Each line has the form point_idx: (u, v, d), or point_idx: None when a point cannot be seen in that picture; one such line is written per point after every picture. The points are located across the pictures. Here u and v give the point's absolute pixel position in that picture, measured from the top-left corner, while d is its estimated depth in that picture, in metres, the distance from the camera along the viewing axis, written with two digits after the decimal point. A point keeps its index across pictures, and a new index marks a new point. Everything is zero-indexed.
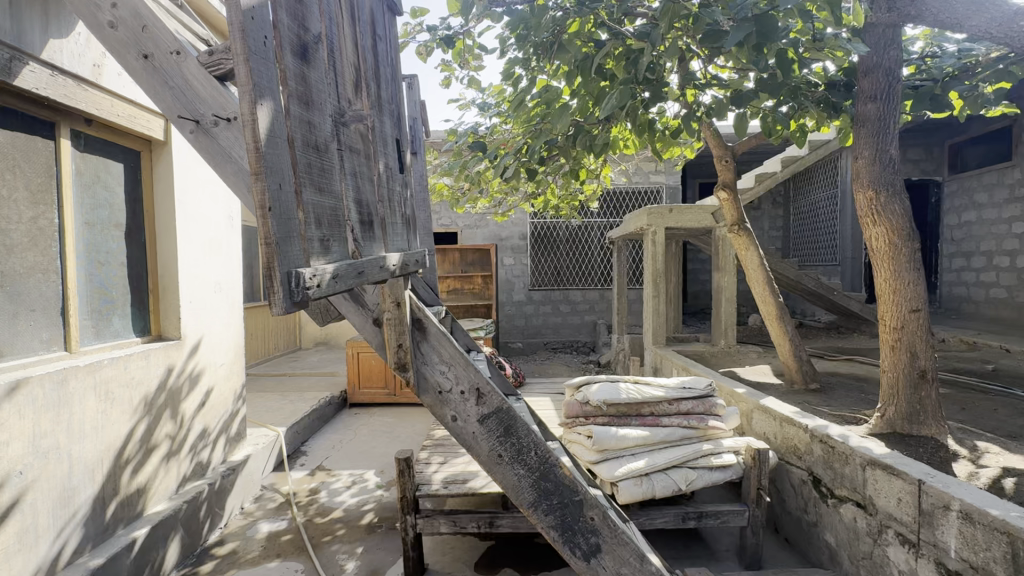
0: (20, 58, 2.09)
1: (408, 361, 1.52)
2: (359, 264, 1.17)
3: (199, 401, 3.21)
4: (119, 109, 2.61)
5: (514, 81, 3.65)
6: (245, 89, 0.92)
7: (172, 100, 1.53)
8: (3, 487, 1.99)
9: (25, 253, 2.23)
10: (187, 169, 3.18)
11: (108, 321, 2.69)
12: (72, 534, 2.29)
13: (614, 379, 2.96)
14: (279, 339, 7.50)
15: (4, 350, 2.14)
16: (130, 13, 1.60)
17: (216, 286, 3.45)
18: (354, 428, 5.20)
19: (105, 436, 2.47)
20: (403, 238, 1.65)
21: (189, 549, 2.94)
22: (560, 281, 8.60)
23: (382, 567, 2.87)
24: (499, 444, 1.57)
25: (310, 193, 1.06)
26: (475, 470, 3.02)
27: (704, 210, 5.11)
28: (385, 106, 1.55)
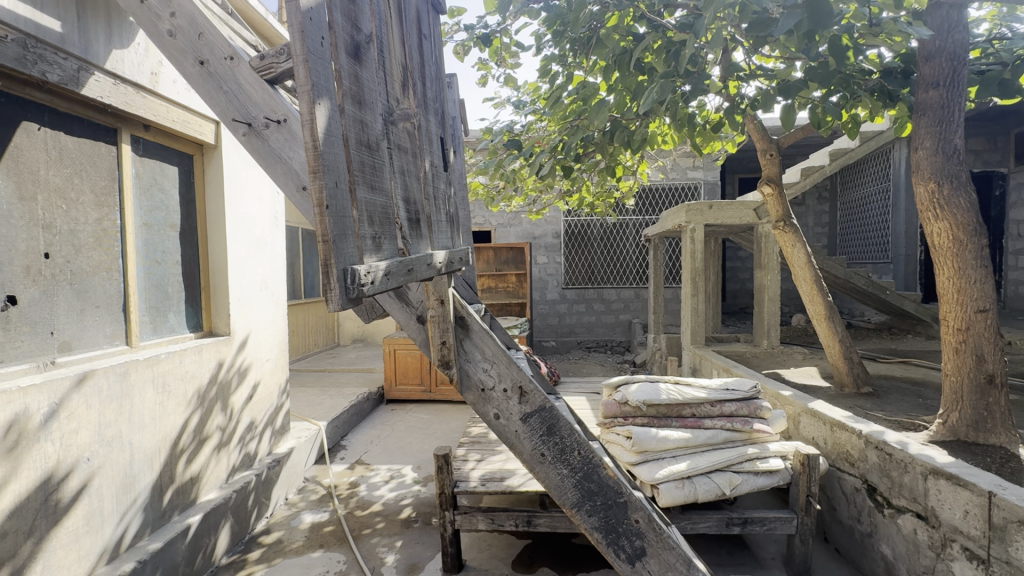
0: (86, 69, 2.23)
1: (452, 359, 1.52)
2: (408, 261, 1.18)
3: (247, 395, 3.34)
4: (174, 115, 2.74)
5: (551, 78, 3.63)
6: (304, 89, 0.94)
7: (227, 104, 1.60)
8: (73, 472, 2.12)
9: (91, 253, 2.36)
10: (236, 171, 3.30)
11: (164, 317, 2.82)
12: (133, 518, 2.42)
13: (654, 379, 2.90)
14: (318, 336, 7.72)
15: (73, 344, 2.27)
16: (187, 22, 1.67)
17: (262, 284, 3.57)
18: (391, 423, 5.30)
19: (162, 427, 2.59)
20: (447, 236, 1.67)
21: (238, 536, 3.07)
22: (594, 279, 8.51)
23: (420, 561, 2.90)
24: (542, 443, 1.56)
25: (364, 191, 1.07)
26: (512, 468, 3.01)
27: (746, 206, 4.95)
28: (431, 105, 1.56)
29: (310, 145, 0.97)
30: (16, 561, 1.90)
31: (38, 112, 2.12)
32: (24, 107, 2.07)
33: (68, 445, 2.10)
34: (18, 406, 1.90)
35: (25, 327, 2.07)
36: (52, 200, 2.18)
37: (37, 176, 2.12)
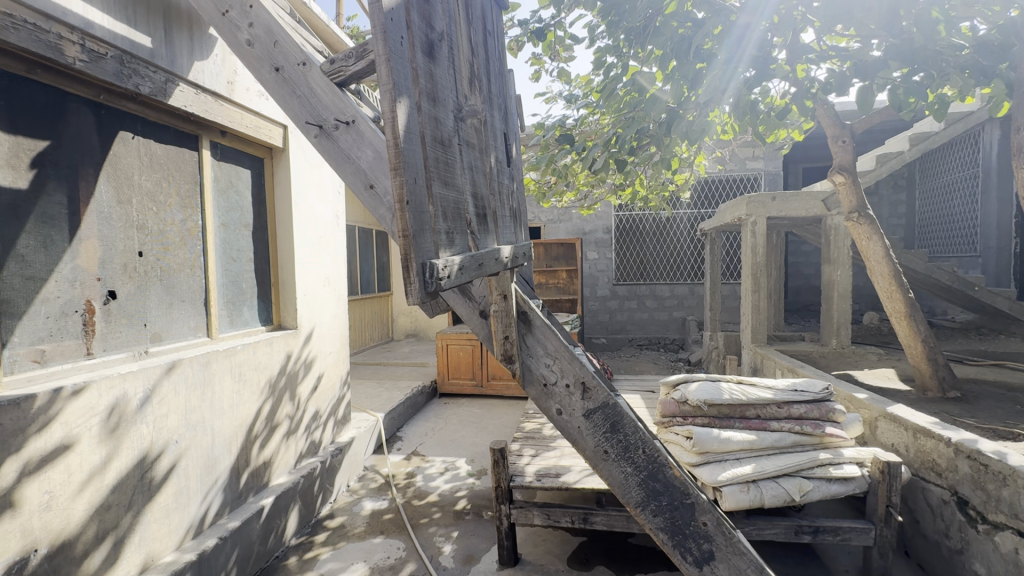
0: (172, 80, 2.40)
1: (514, 353, 1.53)
2: (479, 255, 1.20)
3: (312, 385, 3.52)
4: (248, 121, 2.91)
5: (605, 69, 3.56)
6: (386, 89, 0.97)
7: (300, 108, 1.67)
8: (165, 453, 2.31)
9: (178, 251, 2.55)
10: (302, 173, 3.47)
11: (240, 311, 3.01)
12: (215, 498, 2.61)
13: (716, 378, 2.80)
14: (374, 330, 8.01)
15: (163, 335, 2.47)
16: (264, 32, 1.76)
17: (325, 280, 3.74)
18: (444, 417, 5.41)
19: (239, 414, 2.78)
20: (511, 231, 1.67)
21: (306, 519, 3.24)
22: (646, 276, 8.31)
23: (477, 552, 2.95)
24: (606, 441, 1.54)
25: (438, 187, 1.09)
26: (567, 464, 2.99)
27: (813, 197, 4.66)
28: (495, 101, 1.57)
29: (390, 141, 1.00)
30: (117, 532, 2.09)
31: (133, 122, 2.32)
32: (120, 118, 2.26)
33: (160, 427, 2.28)
34: (119, 391, 2.08)
35: (123, 319, 2.27)
36: (144, 204, 2.37)
37: (132, 182, 2.31)
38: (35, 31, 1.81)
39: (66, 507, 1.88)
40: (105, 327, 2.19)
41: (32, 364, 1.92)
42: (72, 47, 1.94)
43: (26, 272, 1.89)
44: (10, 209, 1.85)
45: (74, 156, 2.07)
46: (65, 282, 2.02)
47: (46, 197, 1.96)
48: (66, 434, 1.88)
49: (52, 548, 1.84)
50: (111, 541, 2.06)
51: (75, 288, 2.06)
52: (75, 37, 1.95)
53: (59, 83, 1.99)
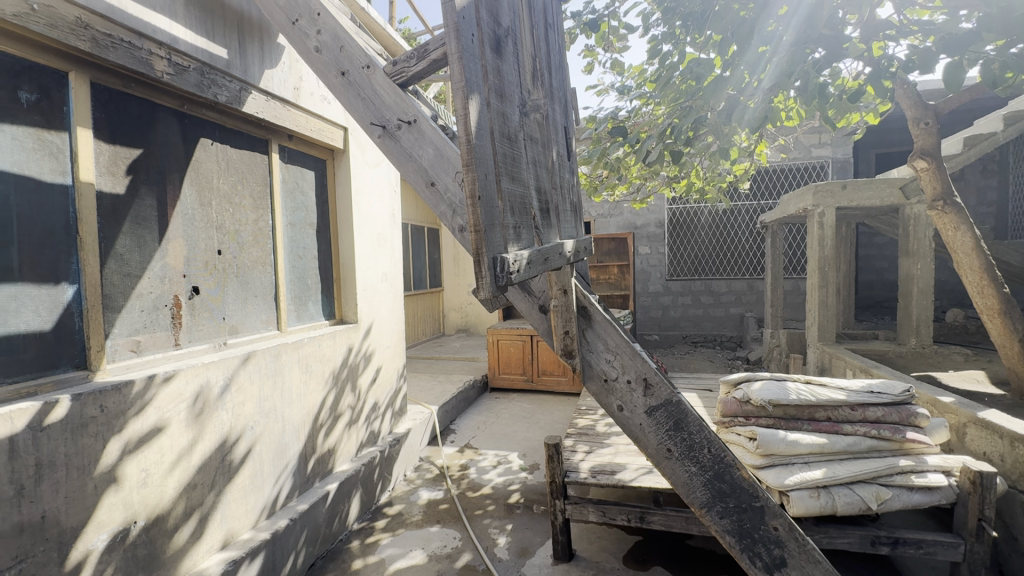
0: (246, 89, 2.56)
1: (575, 348, 1.52)
2: (545, 250, 1.22)
3: (371, 378, 3.65)
4: (312, 125, 3.05)
5: (660, 58, 3.46)
6: (459, 86, 0.99)
7: (365, 110, 1.73)
8: (242, 438, 2.47)
9: (251, 250, 2.72)
10: (361, 173, 3.60)
11: (306, 306, 3.17)
12: (285, 482, 2.77)
13: (782, 378, 2.67)
14: (425, 325, 8.21)
15: (239, 328, 2.64)
16: (331, 38, 1.84)
17: (383, 276, 3.86)
18: (496, 411, 5.47)
19: (306, 403, 2.93)
20: (572, 225, 1.67)
21: (367, 505, 3.38)
22: (702, 271, 8.02)
23: (531, 546, 2.97)
24: (669, 439, 1.52)
25: (507, 182, 1.11)
26: (623, 462, 2.95)
27: (889, 184, 4.31)
28: (556, 95, 1.56)
29: (462, 137, 1.02)
30: (202, 509, 2.26)
31: (211, 129, 2.48)
32: (201, 125, 2.43)
33: (238, 414, 2.45)
34: (202, 379, 2.25)
35: (204, 313, 2.45)
36: (222, 205, 2.54)
37: (212, 185, 2.49)
38: (130, 48, 1.98)
39: (160, 484, 2.05)
40: (189, 320, 2.37)
41: (130, 353, 2.10)
42: (160, 62, 2.11)
43: (124, 269, 2.06)
44: (110, 212, 2.02)
45: (162, 162, 2.24)
46: (156, 279, 2.20)
47: (140, 200, 2.13)
48: (159, 417, 2.05)
49: (148, 521, 2.01)
50: (197, 518, 2.23)
51: (164, 283, 2.24)
52: (162, 52, 2.11)
53: (149, 95, 2.16)
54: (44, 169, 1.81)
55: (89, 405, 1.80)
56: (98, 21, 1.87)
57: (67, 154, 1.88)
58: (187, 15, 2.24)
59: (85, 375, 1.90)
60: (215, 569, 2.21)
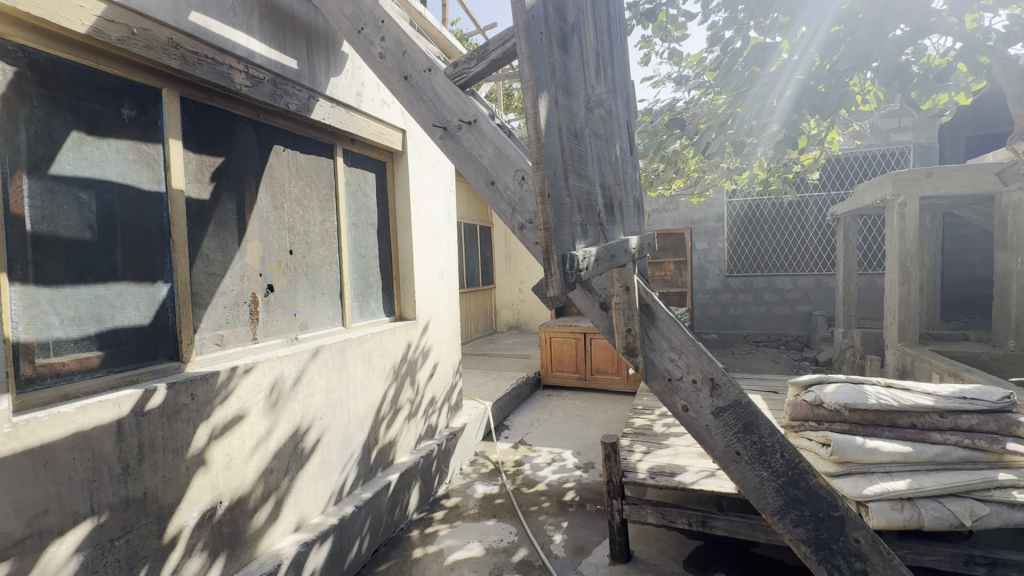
0: (313, 97, 2.69)
1: (637, 346, 1.49)
2: (611, 246, 1.21)
3: (429, 372, 3.76)
4: (373, 129, 3.17)
5: (722, 45, 3.32)
6: (528, 85, 1.00)
7: (426, 112, 1.78)
8: (312, 428, 2.62)
9: (318, 249, 2.86)
10: (419, 173, 3.70)
11: (368, 304, 3.30)
12: (351, 471, 2.91)
13: (858, 380, 2.51)
14: (478, 322, 8.35)
15: (309, 324, 2.79)
16: (394, 44, 1.90)
17: (439, 274, 3.96)
18: (549, 408, 5.47)
19: (368, 396, 3.06)
20: (636, 221, 1.64)
21: (425, 497, 3.49)
22: (764, 267, 7.64)
23: (587, 545, 2.95)
24: (737, 441, 1.47)
25: (574, 179, 1.11)
26: (683, 464, 2.86)
27: (984, 170, 3.91)
28: (619, 90, 1.53)
29: (531, 136, 1.03)
30: (278, 493, 2.41)
31: (284, 136, 2.64)
32: (274, 133, 2.59)
33: (308, 405, 2.59)
34: (277, 371, 2.40)
35: (278, 309, 2.61)
36: (293, 208, 2.69)
37: (284, 189, 2.64)
38: (213, 64, 2.14)
39: (242, 468, 2.21)
40: (265, 315, 2.54)
41: (214, 346, 2.27)
42: (239, 75, 2.26)
43: (209, 269, 2.24)
44: (197, 216, 2.20)
45: (241, 169, 2.41)
46: (236, 278, 2.37)
47: (222, 205, 2.30)
48: (240, 406, 2.21)
49: (232, 502, 2.17)
50: (274, 500, 2.38)
51: (243, 281, 2.40)
52: (241, 66, 2.27)
53: (230, 107, 2.33)
54: (141, 178, 1.99)
55: (182, 394, 1.96)
56: (186, 41, 2.03)
57: (161, 165, 2.06)
58: (262, 30, 2.39)
59: (177, 366, 2.07)
60: (290, 550, 2.35)
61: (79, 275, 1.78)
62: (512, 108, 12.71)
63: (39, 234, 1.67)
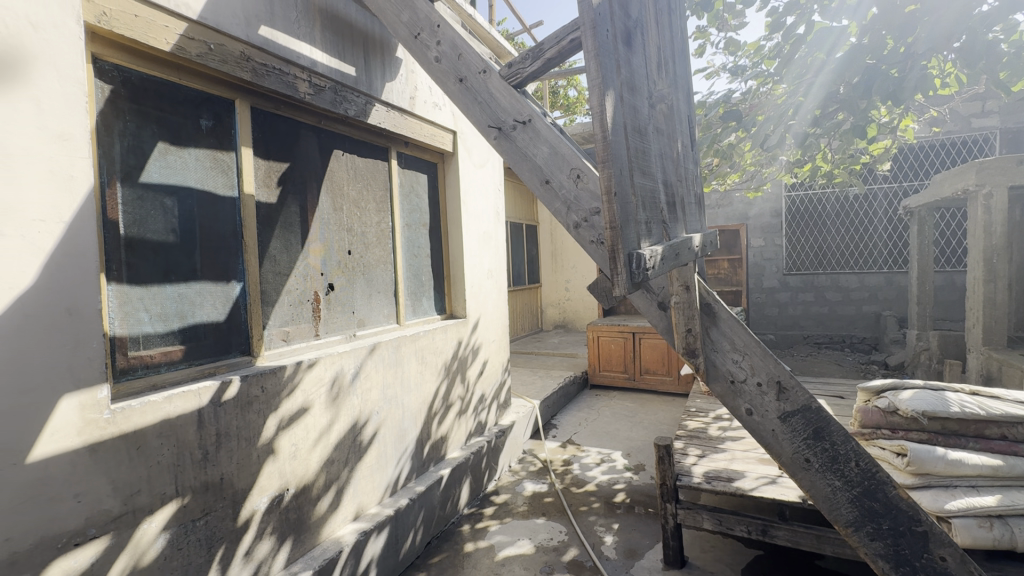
0: (370, 102, 2.79)
1: (698, 347, 1.44)
2: (675, 245, 1.20)
3: (479, 370, 3.81)
4: (425, 131, 3.24)
5: (783, 32, 3.16)
6: (595, 82, 1.01)
7: (481, 114, 1.80)
8: (370, 421, 2.72)
9: (374, 249, 2.97)
10: (469, 174, 3.75)
11: (420, 302, 3.39)
12: (405, 464, 2.99)
13: (936, 386, 2.31)
14: (524, 321, 8.38)
15: (366, 321, 2.90)
16: (450, 48, 1.93)
17: (488, 273, 4.00)
18: (597, 408, 5.42)
19: (421, 392, 3.14)
20: (697, 218, 1.60)
21: (475, 492, 3.54)
22: (827, 264, 7.22)
23: (639, 548, 2.90)
24: (807, 448, 1.41)
25: (638, 177, 1.11)
26: (741, 470, 2.76)
27: None
28: (680, 84, 1.49)
29: (597, 134, 1.04)
30: (339, 482, 2.52)
31: (343, 141, 2.75)
32: (334, 138, 2.70)
33: (366, 399, 2.69)
34: (338, 366, 2.51)
35: (338, 307, 2.72)
36: (351, 209, 2.80)
37: (343, 192, 2.75)
38: (281, 75, 2.26)
39: (306, 458, 2.33)
40: (326, 313, 2.66)
41: (280, 342, 2.40)
42: (303, 84, 2.37)
43: (276, 268, 2.37)
44: (266, 219, 2.33)
45: (305, 174, 2.53)
46: (300, 277, 2.49)
47: (287, 208, 2.43)
48: (305, 399, 2.32)
49: (297, 489, 2.29)
50: (335, 490, 2.50)
51: (306, 280, 2.52)
52: (305, 75, 2.38)
53: (295, 115, 2.45)
54: (217, 184, 2.13)
55: (253, 386, 2.09)
56: (256, 53, 2.15)
57: (234, 171, 2.20)
58: (323, 40, 2.49)
59: (249, 360, 2.21)
60: (350, 538, 2.46)
61: (164, 275, 1.93)
62: (558, 106, 12.66)
63: (131, 237, 1.83)
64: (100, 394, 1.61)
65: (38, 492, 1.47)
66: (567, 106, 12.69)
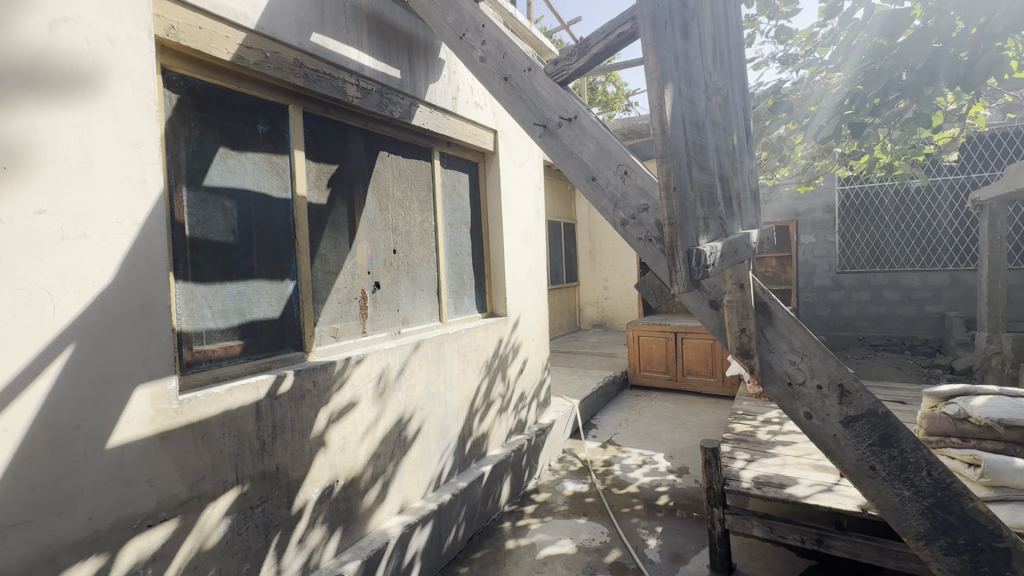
0: (414, 103, 2.84)
1: (753, 347, 1.39)
2: (733, 242, 1.21)
3: (519, 368, 3.82)
4: (467, 131, 3.27)
5: (839, 18, 3.00)
6: (653, 75, 1.05)
7: (526, 112, 1.80)
8: (414, 416, 2.77)
9: (418, 248, 3.02)
10: (509, 172, 3.75)
11: (462, 300, 3.42)
12: (448, 460, 3.04)
13: (1014, 393, 2.16)
14: (561, 320, 8.34)
15: (410, 319, 2.96)
16: (495, 47, 1.94)
17: (529, 271, 4.00)
18: (638, 409, 5.33)
19: (463, 389, 3.17)
20: (753, 214, 1.55)
21: (516, 490, 3.55)
22: (884, 261, 6.83)
23: (684, 553, 2.84)
24: (873, 455, 1.35)
25: (696, 171, 1.13)
26: (794, 476, 2.65)
27: None
28: (735, 75, 1.45)
29: (656, 128, 1.08)
30: (385, 475, 2.59)
31: (388, 142, 2.82)
32: (380, 140, 2.77)
33: (411, 395, 2.75)
34: (384, 363, 2.57)
35: (383, 305, 2.79)
36: (396, 209, 2.86)
37: (388, 193, 2.82)
38: (331, 80, 2.33)
39: (354, 451, 2.40)
40: (373, 311, 2.73)
41: (330, 338, 2.48)
42: (352, 88, 2.44)
43: (325, 267, 2.45)
44: (317, 219, 2.41)
45: (353, 175, 2.61)
46: (348, 276, 2.57)
47: (336, 208, 2.51)
48: (353, 394, 2.39)
49: (347, 481, 2.37)
50: (381, 482, 2.56)
51: (353, 278, 2.60)
52: (353, 79, 2.45)
53: (343, 118, 2.53)
54: (272, 186, 2.22)
55: (306, 380, 2.16)
56: (308, 60, 2.23)
57: (287, 173, 2.28)
58: (370, 44, 2.56)
59: (301, 355, 2.30)
60: (396, 530, 2.52)
61: (225, 273, 2.03)
62: (597, 102, 12.53)
63: (195, 238, 1.93)
64: (169, 385, 1.71)
65: (116, 475, 1.58)
66: (605, 102, 12.54)
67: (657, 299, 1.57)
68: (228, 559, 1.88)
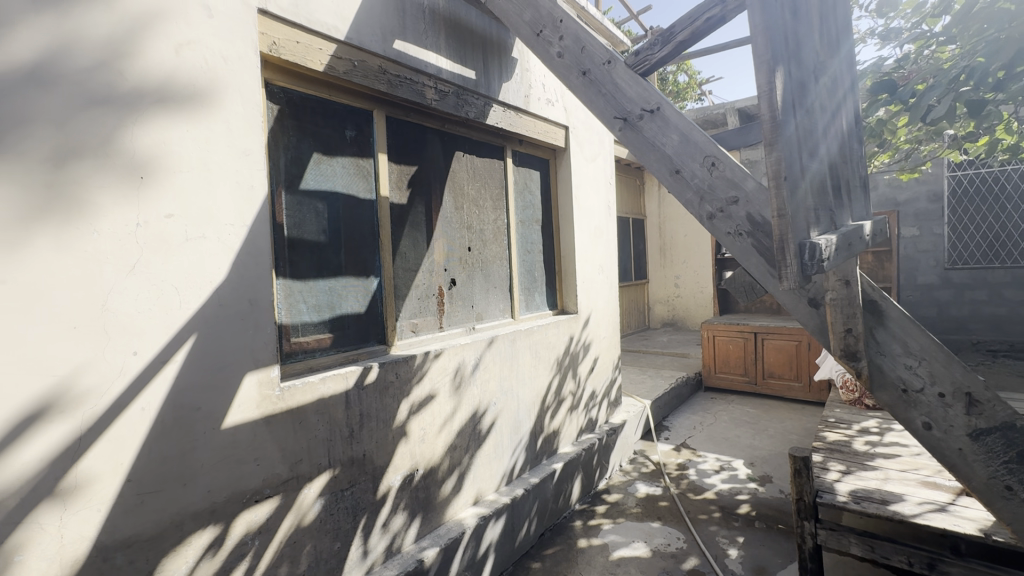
0: (488, 103, 2.88)
1: (861, 349, 1.27)
2: (847, 235, 1.16)
3: (590, 366, 3.78)
4: (539, 128, 3.28)
5: None
6: (762, 57, 1.02)
7: (606, 106, 1.76)
8: (488, 411, 2.83)
9: (492, 246, 3.08)
10: (581, 168, 3.71)
11: (533, 297, 3.44)
12: (520, 455, 3.07)
13: None
14: (630, 319, 8.15)
15: (484, 315, 3.02)
16: (574, 42, 1.92)
17: (599, 268, 3.94)
18: (714, 412, 5.09)
19: (535, 386, 3.19)
20: (862, 203, 1.43)
21: (587, 489, 3.52)
22: (1005, 256, 6.04)
23: (769, 566, 2.68)
24: (1008, 473, 1.22)
25: (807, 158, 1.09)
26: (898, 492, 2.41)
27: None
28: (844, 53, 1.34)
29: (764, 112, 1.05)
30: (461, 467, 2.66)
31: (463, 142, 2.89)
32: (456, 140, 2.84)
33: (485, 390, 2.81)
34: (460, 357, 2.64)
35: (459, 302, 2.86)
36: (470, 208, 2.93)
37: (464, 192, 2.89)
38: (412, 84, 2.42)
39: (433, 441, 2.49)
40: (449, 306, 2.81)
41: (410, 333, 2.58)
42: (431, 91, 2.52)
43: (406, 265, 2.56)
44: (398, 219, 2.53)
45: (430, 176, 2.69)
46: (426, 273, 2.67)
47: (415, 208, 2.61)
48: (432, 387, 2.48)
49: (425, 470, 2.46)
50: (457, 473, 2.64)
51: (431, 276, 2.69)
52: (432, 82, 2.53)
53: (422, 121, 2.62)
54: (359, 188, 2.35)
55: (389, 372, 2.27)
56: (392, 66, 2.33)
57: (371, 175, 2.40)
58: (447, 47, 2.63)
59: (384, 348, 2.41)
60: (471, 521, 2.58)
61: (318, 270, 2.18)
62: (667, 93, 12.12)
63: (292, 238, 2.08)
64: (273, 373, 1.86)
65: (231, 453, 1.75)
66: (676, 93, 12.09)
67: (746, 296, 1.51)
68: (322, 536, 2.02)
